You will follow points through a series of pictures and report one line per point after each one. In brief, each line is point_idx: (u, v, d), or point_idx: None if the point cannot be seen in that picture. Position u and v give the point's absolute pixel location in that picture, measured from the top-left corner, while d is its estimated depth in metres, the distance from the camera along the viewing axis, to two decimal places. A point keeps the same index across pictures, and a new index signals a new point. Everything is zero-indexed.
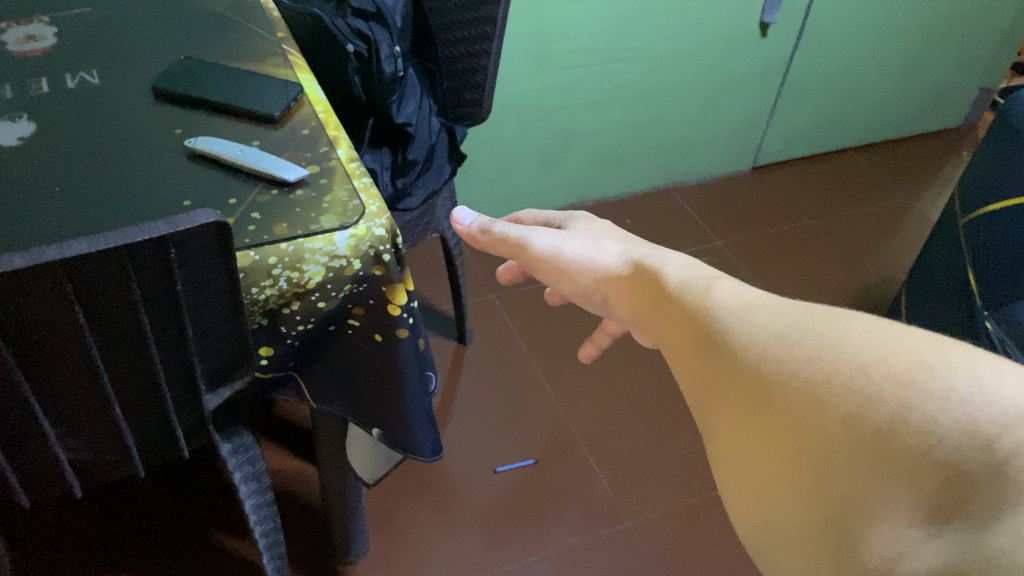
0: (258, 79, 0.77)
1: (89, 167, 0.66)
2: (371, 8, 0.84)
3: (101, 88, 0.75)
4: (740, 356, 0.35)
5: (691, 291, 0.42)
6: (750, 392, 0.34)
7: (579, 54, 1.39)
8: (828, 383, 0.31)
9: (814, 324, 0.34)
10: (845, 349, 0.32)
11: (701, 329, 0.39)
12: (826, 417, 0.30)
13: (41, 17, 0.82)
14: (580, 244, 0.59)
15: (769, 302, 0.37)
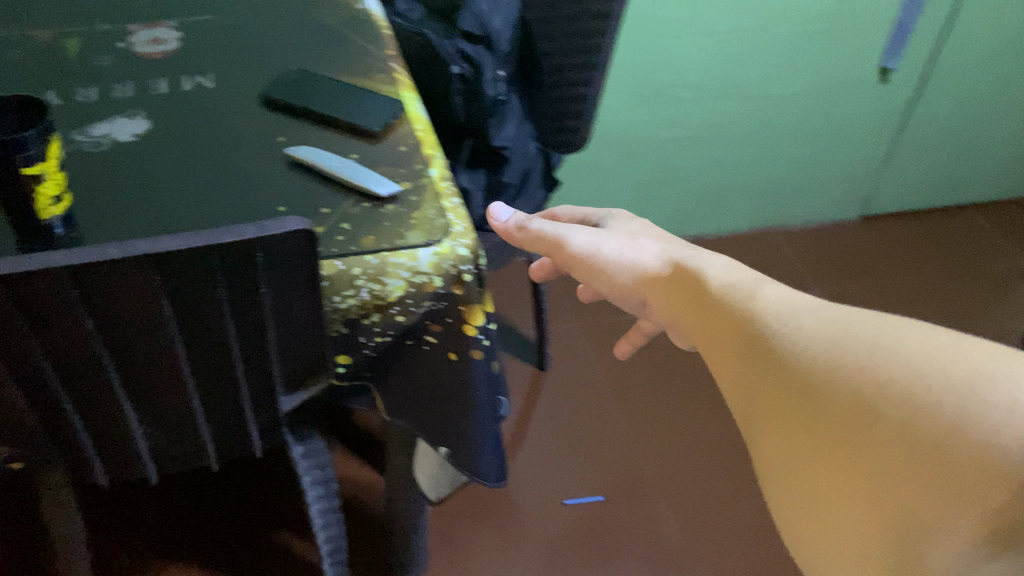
0: (362, 94, 0.79)
1: (195, 169, 0.69)
2: (479, 32, 0.85)
3: (214, 92, 0.78)
4: (785, 357, 0.41)
5: (739, 298, 0.48)
6: (796, 394, 0.39)
7: (687, 89, 1.38)
8: (872, 391, 0.35)
9: (856, 330, 0.39)
10: (875, 354, 0.37)
11: (756, 338, 0.44)
12: (869, 420, 0.35)
13: (168, 21, 0.87)
14: (614, 243, 0.64)
15: (811, 308, 0.43)
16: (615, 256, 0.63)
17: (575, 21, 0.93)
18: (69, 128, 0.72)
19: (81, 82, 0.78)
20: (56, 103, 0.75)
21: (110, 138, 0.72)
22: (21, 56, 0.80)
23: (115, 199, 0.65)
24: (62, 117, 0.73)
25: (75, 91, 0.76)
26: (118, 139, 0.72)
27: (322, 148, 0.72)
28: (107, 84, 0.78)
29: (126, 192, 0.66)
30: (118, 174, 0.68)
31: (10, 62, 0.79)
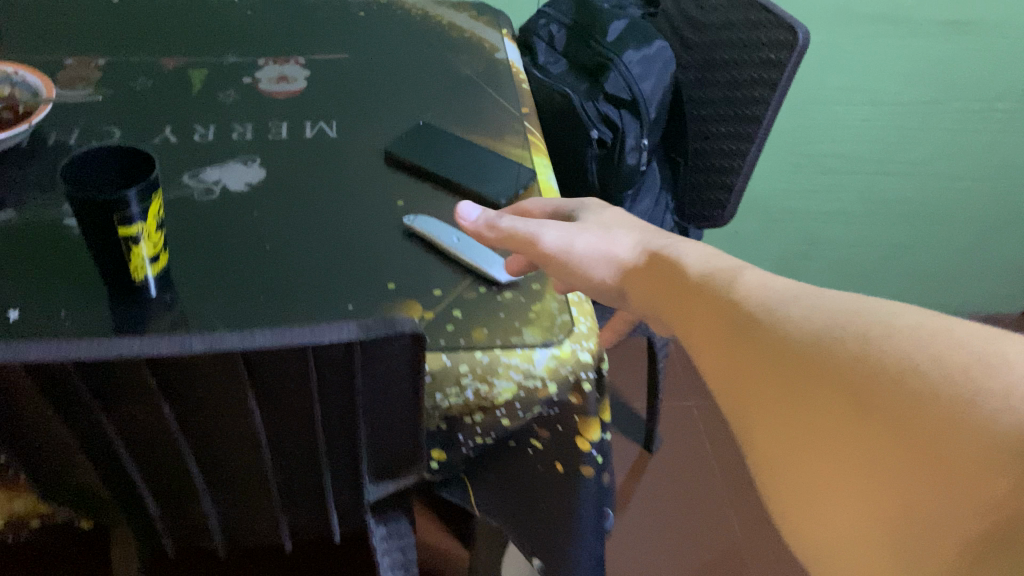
0: (490, 157, 0.72)
1: (305, 231, 0.64)
2: (625, 95, 0.77)
3: (335, 142, 0.73)
4: (768, 340, 0.38)
5: (734, 284, 0.44)
6: (786, 381, 0.36)
7: (844, 160, 1.26)
8: (869, 378, 0.32)
9: (843, 316, 0.36)
10: (865, 343, 0.34)
11: (745, 324, 0.40)
12: (867, 413, 0.32)
13: (299, 57, 0.83)
14: (587, 238, 0.58)
15: (790, 294, 0.40)
16: (591, 252, 0.57)
17: (733, 88, 0.86)
18: (181, 170, 0.68)
19: (201, 117, 0.74)
20: (172, 140, 0.71)
21: (221, 185, 0.67)
22: (147, 84, 0.77)
23: (219, 262, 0.60)
24: (177, 156, 0.70)
25: (193, 127, 0.73)
26: (229, 187, 0.67)
27: (441, 218, 0.66)
28: (226, 122, 0.74)
29: (231, 254, 0.61)
30: (225, 231, 0.63)
31: (135, 89, 0.76)
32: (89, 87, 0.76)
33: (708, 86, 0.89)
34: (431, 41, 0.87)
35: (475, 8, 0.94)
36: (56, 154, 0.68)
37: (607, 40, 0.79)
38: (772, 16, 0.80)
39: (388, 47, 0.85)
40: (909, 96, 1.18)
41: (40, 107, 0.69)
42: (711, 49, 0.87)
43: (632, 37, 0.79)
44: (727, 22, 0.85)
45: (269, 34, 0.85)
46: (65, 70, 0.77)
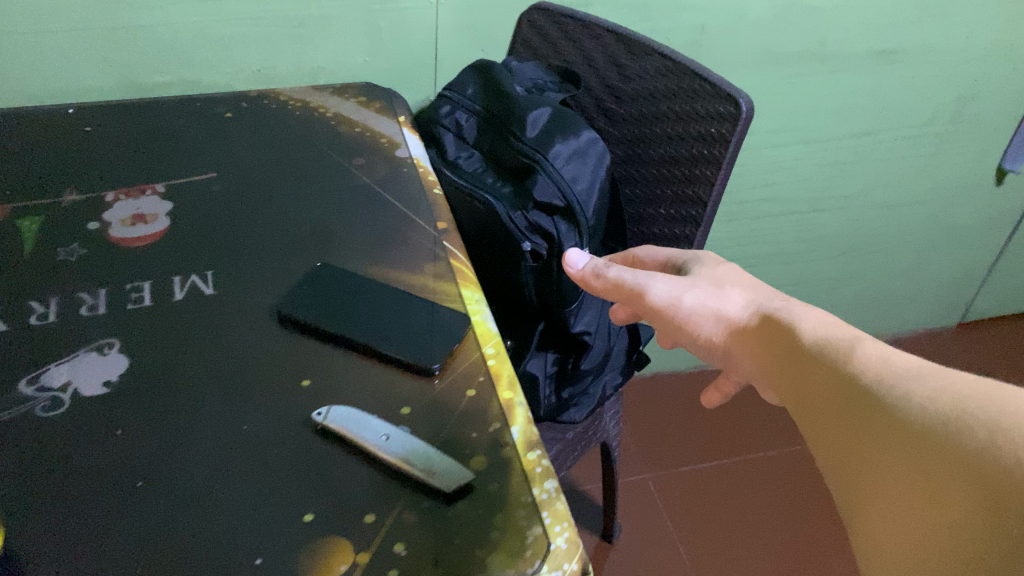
0: (412, 303, 0.59)
1: (191, 446, 0.49)
2: (559, 202, 0.66)
3: (216, 302, 0.59)
4: (892, 423, 0.38)
5: (829, 345, 0.45)
6: (884, 443, 0.38)
7: (780, 203, 1.24)
8: (959, 443, 0.34)
9: (970, 403, 0.35)
10: (972, 414, 0.35)
11: (852, 388, 0.41)
12: (951, 469, 0.33)
13: (156, 185, 0.68)
14: (698, 293, 0.54)
15: (920, 372, 0.39)
16: (700, 308, 0.54)
17: (670, 166, 0.75)
18: (16, 377, 0.52)
19: (38, 289, 0.58)
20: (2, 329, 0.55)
21: (73, 391, 0.52)
22: None
23: (79, 520, 0.45)
24: (10, 353, 0.54)
25: (28, 306, 0.57)
26: (80, 392, 0.52)
27: (363, 401, 0.53)
28: (70, 292, 0.58)
29: (94, 502, 0.46)
30: (84, 462, 0.48)
31: None
32: None
33: (641, 165, 0.78)
34: (318, 145, 0.73)
35: (362, 93, 0.81)
36: None
37: (528, 135, 0.68)
38: (707, 86, 0.70)
39: (265, 157, 0.71)
40: (822, 112, 1.14)
41: None
42: (639, 123, 0.77)
43: (557, 129, 0.68)
44: (654, 92, 0.74)
45: (114, 158, 0.70)
46: None
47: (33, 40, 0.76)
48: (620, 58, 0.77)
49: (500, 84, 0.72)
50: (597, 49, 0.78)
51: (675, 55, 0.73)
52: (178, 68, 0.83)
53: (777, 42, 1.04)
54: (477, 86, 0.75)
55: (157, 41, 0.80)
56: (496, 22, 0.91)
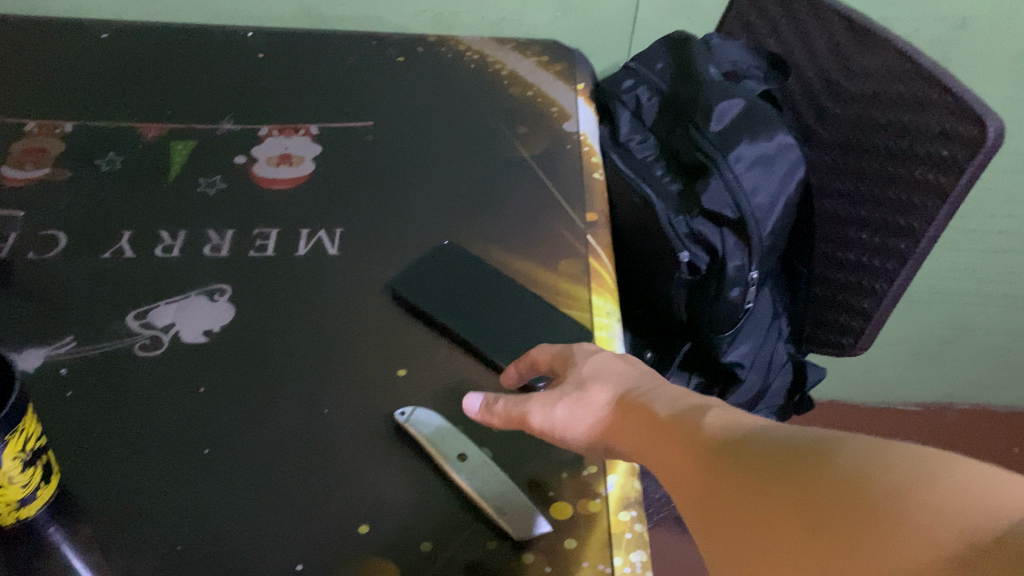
0: (536, 303, 0.53)
1: (267, 422, 0.46)
2: (729, 213, 0.58)
3: (335, 262, 0.56)
4: (742, 494, 0.28)
5: (684, 415, 0.35)
6: (721, 507, 0.29)
7: None
8: (805, 480, 0.26)
9: (822, 451, 0.27)
10: (820, 452, 0.27)
11: (693, 448, 0.32)
12: (798, 520, 0.26)
13: (310, 126, 0.65)
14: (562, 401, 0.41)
15: (761, 431, 0.31)
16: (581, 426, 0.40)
17: (884, 187, 0.63)
18: (127, 309, 0.52)
19: (170, 218, 0.58)
20: (128, 255, 0.55)
21: (174, 333, 0.51)
22: (115, 165, 0.61)
23: (139, 476, 0.43)
24: (127, 282, 0.53)
25: (157, 235, 0.56)
26: (181, 335, 0.51)
27: (455, 407, 0.48)
28: (200, 227, 0.57)
29: (159, 461, 0.44)
30: (162, 415, 0.46)
31: (99, 173, 0.60)
32: (44, 169, 0.60)
33: (850, 178, 0.67)
34: (483, 106, 0.68)
35: (544, 53, 0.74)
36: None
37: (711, 130, 0.60)
38: (947, 98, 0.56)
39: (425, 113, 0.67)
40: None
41: None
42: (857, 130, 0.65)
43: (746, 127, 0.60)
44: (882, 96, 0.62)
45: (278, 91, 0.68)
46: (20, 143, 0.62)
47: None
48: (848, 48, 0.64)
49: (693, 65, 0.64)
50: (823, 33, 0.66)
51: (913, 53, 0.58)
52: (367, 4, 0.80)
53: None
54: (668, 63, 0.67)
55: None
56: None
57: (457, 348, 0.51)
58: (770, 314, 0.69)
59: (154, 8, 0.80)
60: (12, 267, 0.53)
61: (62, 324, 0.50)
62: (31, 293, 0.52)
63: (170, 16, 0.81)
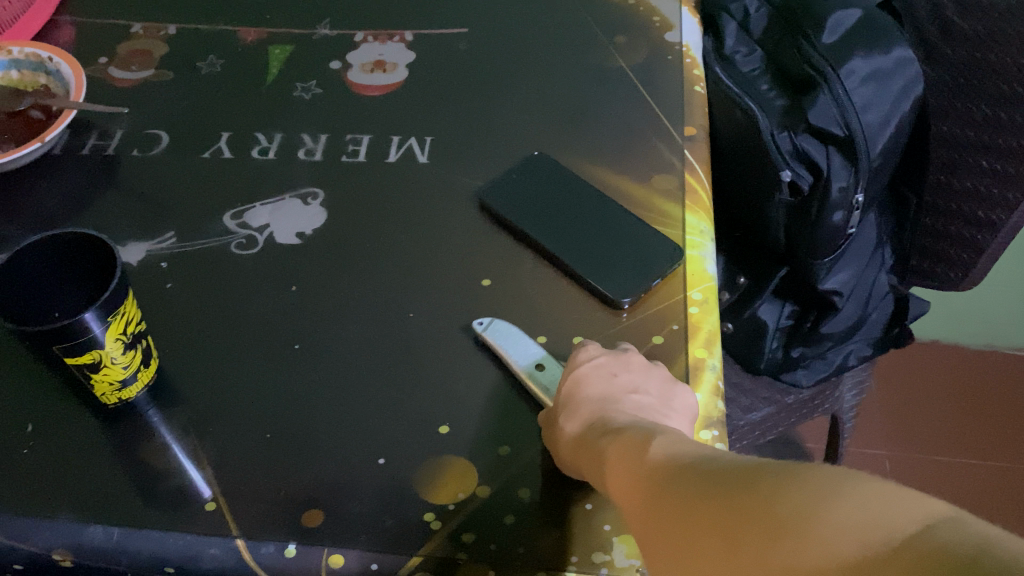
0: (626, 218, 0.51)
1: (353, 324, 0.47)
2: (837, 130, 0.56)
3: (425, 171, 0.56)
4: (673, 532, 0.28)
5: (637, 445, 0.35)
6: (655, 538, 0.29)
7: None
8: (723, 507, 0.26)
9: (739, 478, 0.27)
10: (737, 476, 0.27)
11: (637, 483, 0.32)
12: (717, 548, 0.25)
13: (404, 32, 0.65)
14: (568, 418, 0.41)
15: (699, 460, 0.30)
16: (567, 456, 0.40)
17: (1014, 107, 0.59)
18: (224, 209, 0.53)
19: (266, 122, 0.58)
20: (225, 156, 0.56)
21: (268, 234, 0.52)
22: (215, 67, 0.62)
23: (232, 369, 0.45)
24: (224, 181, 0.54)
25: (254, 138, 0.57)
26: (275, 237, 0.52)
27: (539, 318, 0.47)
28: (294, 131, 0.58)
29: (251, 355, 0.46)
30: (254, 312, 0.48)
31: (200, 75, 0.61)
32: (148, 70, 0.62)
33: (971, 99, 0.62)
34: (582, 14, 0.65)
35: None
36: (86, 171, 0.55)
37: (823, 41, 0.57)
38: None
39: (521, 21, 0.66)
40: None
41: (35, 78, 0.58)
42: (983, 46, 0.59)
43: (861, 41, 0.56)
44: (1020, 8, 0.56)
45: None
46: (127, 43, 0.64)
47: None
48: None
49: None
50: None
51: None
52: None
53: None
54: None
55: None
56: None
57: (542, 260, 0.50)
58: (873, 243, 0.66)
59: None
60: (118, 164, 0.55)
61: (163, 220, 0.52)
62: (136, 189, 0.54)
63: None
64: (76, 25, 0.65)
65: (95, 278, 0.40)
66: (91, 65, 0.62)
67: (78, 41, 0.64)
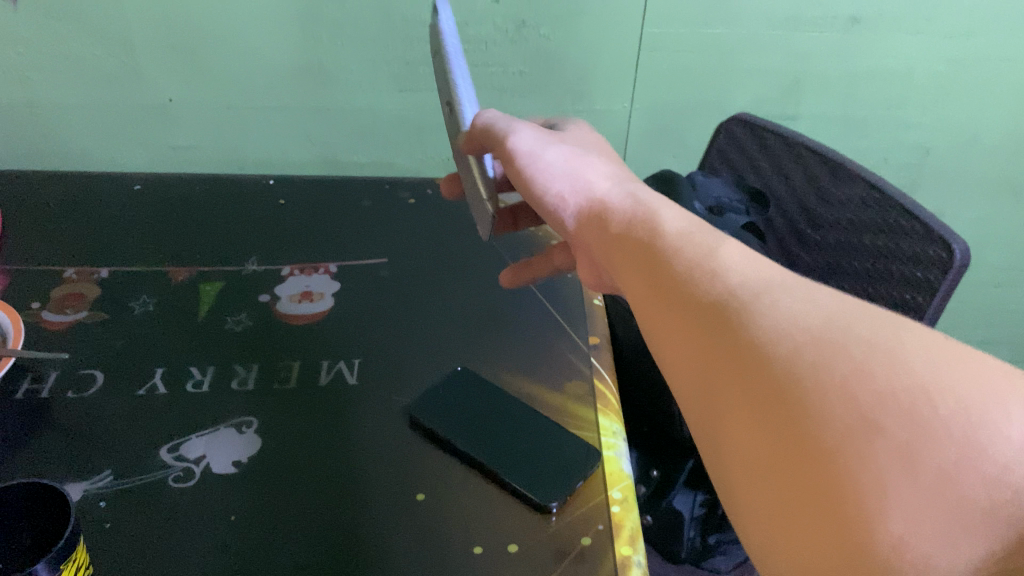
0: (546, 429, 0.56)
1: (295, 547, 0.49)
2: None
3: (356, 391, 0.59)
4: (770, 339, 0.30)
5: (692, 237, 0.38)
6: (728, 356, 0.31)
7: (1001, 345, 1.11)
8: (861, 363, 0.28)
9: (873, 336, 0.29)
10: (871, 334, 0.29)
11: (693, 296, 0.34)
12: (846, 392, 0.27)
13: (328, 264, 0.72)
14: (550, 147, 0.48)
15: (789, 284, 0.33)
16: (549, 158, 0.47)
17: (865, 306, 0.66)
18: (159, 441, 0.54)
19: (200, 356, 0.62)
20: (160, 391, 0.58)
21: (205, 465, 0.53)
22: (148, 307, 0.66)
23: None
24: (161, 414, 0.56)
25: (188, 372, 0.60)
26: (211, 468, 0.53)
27: (474, 528, 0.50)
28: (227, 363, 0.61)
29: None
30: (195, 543, 0.48)
31: (134, 314, 0.65)
32: (83, 312, 0.65)
33: None
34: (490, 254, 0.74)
35: None
36: (20, 414, 0.56)
37: None
38: (915, 225, 0.61)
39: (434, 253, 0.74)
40: None
41: None
42: (838, 252, 0.69)
43: None
44: (856, 222, 0.67)
45: (297, 235, 0.76)
46: (61, 289, 0.67)
47: (251, 115, 0.85)
48: (823, 181, 0.70)
49: (680, 200, 0.70)
50: (799, 169, 0.72)
51: (883, 185, 0.64)
52: (376, 152, 0.89)
53: (1015, 169, 0.93)
54: (657, 197, 0.73)
55: (359, 124, 0.87)
56: (690, 130, 0.89)
57: (472, 470, 0.54)
58: None
59: (183, 161, 0.89)
60: (51, 406, 0.56)
61: (99, 456, 0.53)
62: (71, 428, 0.55)
63: (195, 168, 0.89)
64: (7, 274, 0.68)
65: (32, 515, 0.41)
66: (24, 310, 0.64)
67: (9, 289, 0.67)
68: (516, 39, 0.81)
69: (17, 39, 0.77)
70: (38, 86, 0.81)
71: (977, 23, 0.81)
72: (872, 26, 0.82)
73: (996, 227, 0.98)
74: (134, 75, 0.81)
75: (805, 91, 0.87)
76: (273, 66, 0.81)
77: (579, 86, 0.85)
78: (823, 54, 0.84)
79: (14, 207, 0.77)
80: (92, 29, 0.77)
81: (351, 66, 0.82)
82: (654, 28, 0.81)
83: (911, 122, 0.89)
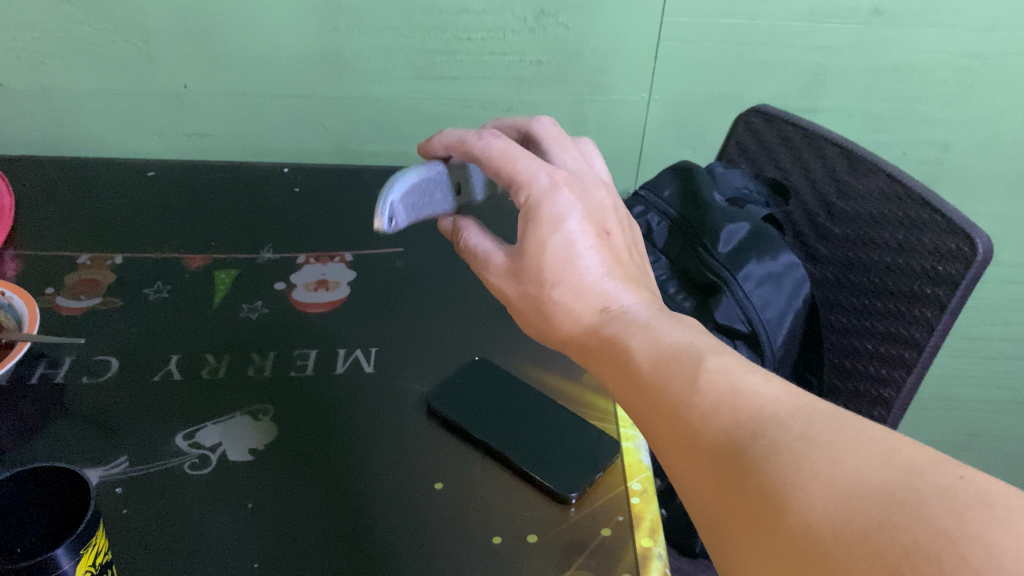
0: (566, 421, 0.56)
1: (308, 542, 0.47)
2: (742, 326, 0.63)
3: (373, 379, 0.59)
4: (770, 483, 0.30)
5: (676, 364, 0.38)
6: (748, 519, 0.31)
7: (1017, 343, 1.10)
8: (858, 507, 0.27)
9: (874, 475, 0.28)
10: (884, 477, 0.28)
11: (702, 451, 0.34)
12: (866, 550, 0.26)
13: (344, 254, 0.72)
14: (534, 306, 0.47)
15: (789, 416, 0.33)
16: (528, 303, 0.47)
17: (888, 300, 0.65)
18: (176, 429, 0.54)
19: (216, 344, 0.61)
20: (176, 377, 0.58)
21: (220, 452, 0.52)
22: (162, 294, 0.65)
23: None
24: (175, 404, 0.56)
25: (204, 359, 0.60)
26: (228, 454, 0.52)
27: (495, 519, 0.49)
28: (243, 351, 0.61)
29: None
30: (207, 533, 0.47)
31: (148, 301, 0.64)
32: (97, 298, 0.64)
33: (852, 292, 0.70)
34: None
35: None
36: (34, 398, 0.55)
37: (719, 250, 0.65)
38: (937, 218, 0.60)
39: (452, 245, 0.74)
40: None
41: None
42: (858, 246, 0.69)
43: (754, 246, 0.65)
44: (877, 216, 0.66)
45: (311, 225, 0.75)
46: (75, 274, 0.67)
47: (268, 104, 0.85)
48: (842, 174, 0.69)
49: (700, 191, 0.70)
50: (819, 161, 0.72)
51: (904, 178, 0.64)
52: (391, 143, 0.89)
53: None
54: (676, 189, 0.73)
55: (375, 113, 0.86)
56: (707, 124, 0.89)
57: (491, 460, 0.53)
58: None
59: (197, 149, 0.88)
60: (66, 391, 0.56)
61: (113, 442, 0.52)
62: (84, 413, 0.54)
63: (210, 155, 0.89)
64: (22, 258, 0.68)
65: (18, 486, 0.40)
66: (39, 296, 0.64)
67: (23, 274, 0.66)
68: (536, 28, 0.80)
69: (33, 23, 0.77)
70: (52, 71, 0.81)
71: (1002, 17, 0.81)
72: (895, 19, 0.81)
73: (1014, 224, 0.98)
74: (149, 62, 0.81)
75: (825, 85, 0.86)
76: (291, 53, 0.81)
77: (597, 77, 0.84)
78: (844, 47, 0.83)
79: (27, 191, 0.76)
80: (108, 14, 0.77)
81: (367, 54, 0.81)
82: (675, 18, 0.80)
83: (931, 116, 0.89)
